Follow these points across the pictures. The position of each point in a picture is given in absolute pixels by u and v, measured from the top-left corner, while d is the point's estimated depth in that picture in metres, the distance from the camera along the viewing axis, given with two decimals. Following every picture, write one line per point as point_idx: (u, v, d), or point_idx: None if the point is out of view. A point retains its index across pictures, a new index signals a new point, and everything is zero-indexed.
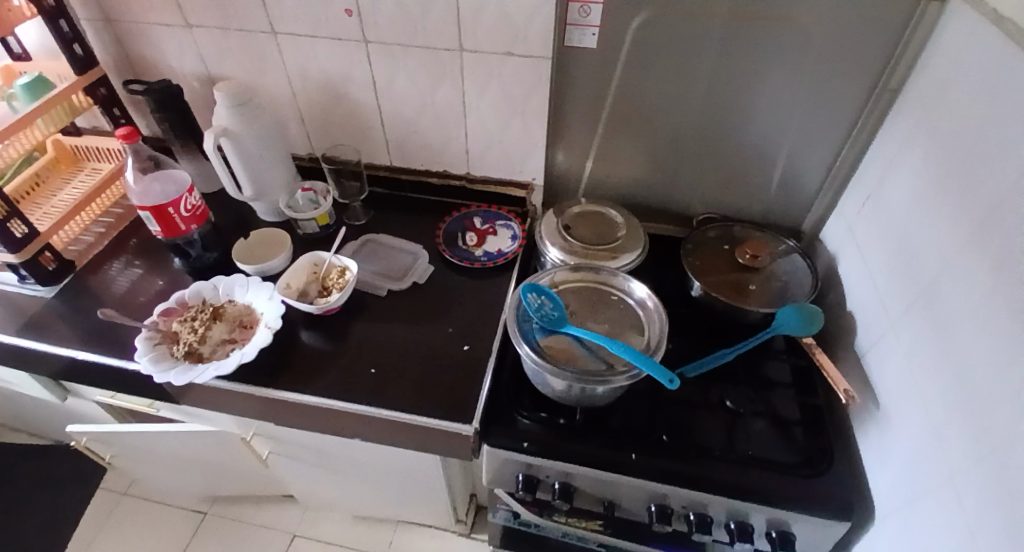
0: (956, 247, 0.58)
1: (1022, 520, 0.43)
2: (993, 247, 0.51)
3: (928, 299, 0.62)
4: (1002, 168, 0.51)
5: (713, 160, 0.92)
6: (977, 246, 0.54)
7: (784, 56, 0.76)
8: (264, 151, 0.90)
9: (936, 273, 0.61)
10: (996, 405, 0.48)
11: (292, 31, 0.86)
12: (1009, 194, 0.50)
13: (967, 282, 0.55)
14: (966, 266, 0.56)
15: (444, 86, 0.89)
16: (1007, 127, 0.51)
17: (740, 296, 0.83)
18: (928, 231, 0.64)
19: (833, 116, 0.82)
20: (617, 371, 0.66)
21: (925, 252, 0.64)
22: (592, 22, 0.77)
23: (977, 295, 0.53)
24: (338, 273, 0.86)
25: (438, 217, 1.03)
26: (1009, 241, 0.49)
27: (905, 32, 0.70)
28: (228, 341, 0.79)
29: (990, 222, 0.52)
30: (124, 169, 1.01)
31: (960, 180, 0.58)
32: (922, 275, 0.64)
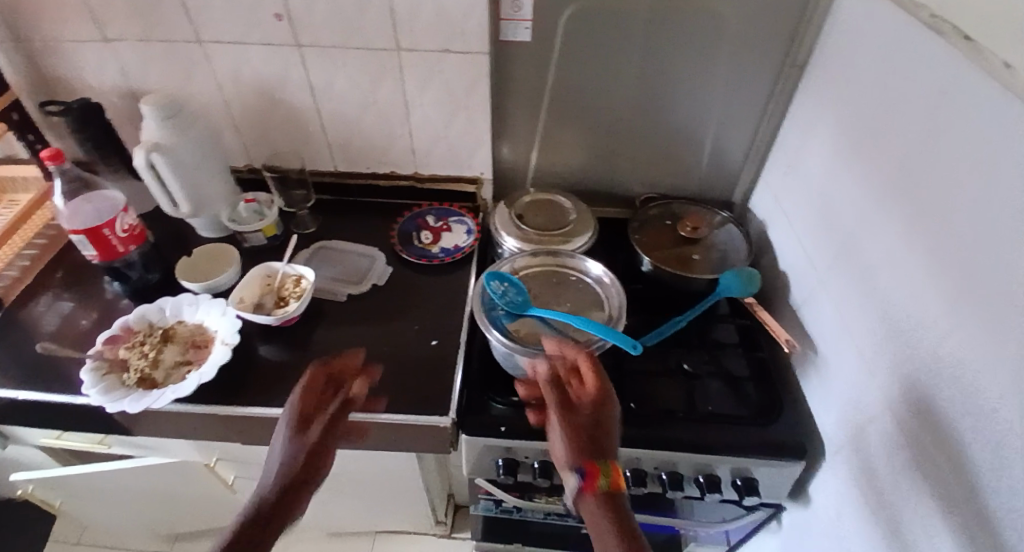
0: (870, 205, 0.66)
1: (959, 430, 0.49)
2: (904, 198, 0.59)
3: (850, 251, 0.70)
4: (907, 131, 0.58)
5: (650, 143, 0.98)
6: (888, 203, 0.62)
7: (708, 40, 0.83)
8: (201, 164, 0.87)
9: (853, 229, 0.69)
10: (921, 335, 0.56)
11: (221, 38, 0.84)
12: (914, 150, 0.57)
13: (883, 232, 0.63)
14: (881, 218, 0.63)
15: (385, 86, 0.89)
16: (906, 94, 0.58)
17: (685, 266, 0.89)
18: (843, 194, 0.72)
19: (751, 93, 0.89)
20: (584, 345, 0.70)
21: (844, 209, 0.72)
22: (525, 16, 0.80)
23: (892, 244, 0.61)
24: (293, 283, 0.83)
25: (390, 218, 1.03)
26: (917, 195, 0.56)
27: (804, 14, 0.78)
28: (183, 364, 0.75)
29: (898, 177, 0.60)
30: (50, 193, 0.95)
31: (867, 145, 0.66)
32: (840, 231, 0.72)
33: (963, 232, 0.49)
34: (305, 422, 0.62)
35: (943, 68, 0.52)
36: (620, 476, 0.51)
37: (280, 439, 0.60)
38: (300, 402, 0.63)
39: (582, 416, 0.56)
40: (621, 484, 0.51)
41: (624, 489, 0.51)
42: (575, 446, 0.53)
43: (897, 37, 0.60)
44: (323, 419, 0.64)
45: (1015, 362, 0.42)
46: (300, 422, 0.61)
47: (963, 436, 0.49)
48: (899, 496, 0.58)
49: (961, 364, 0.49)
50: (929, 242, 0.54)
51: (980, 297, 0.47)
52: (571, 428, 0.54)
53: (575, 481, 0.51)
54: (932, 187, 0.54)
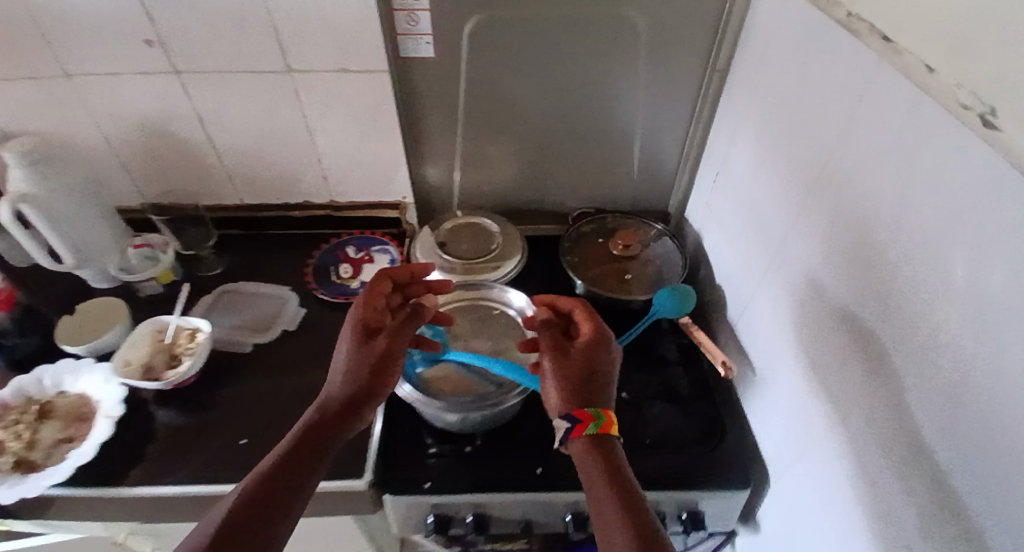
0: (798, 216, 0.61)
1: (893, 460, 0.45)
2: (827, 207, 0.54)
3: (780, 263, 0.66)
4: (828, 134, 0.54)
5: (578, 154, 0.92)
6: (815, 210, 0.57)
7: (628, 43, 0.77)
8: (81, 212, 0.77)
9: (785, 240, 0.65)
10: (850, 354, 0.51)
11: (87, 70, 0.75)
12: (833, 155, 0.52)
13: (808, 243, 0.58)
14: (806, 228, 0.59)
15: (282, 112, 0.82)
16: (827, 96, 0.54)
17: (620, 287, 0.84)
18: (772, 200, 0.67)
19: (679, 98, 0.84)
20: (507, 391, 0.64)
21: (773, 219, 0.67)
22: (424, 30, 0.74)
23: (821, 254, 0.56)
24: (188, 337, 0.74)
25: (306, 252, 0.95)
26: (840, 205, 0.52)
27: (720, 17, 0.74)
28: (64, 441, 0.66)
29: (820, 185, 0.55)
30: None
31: (792, 152, 0.62)
32: (770, 244, 0.68)
33: (886, 238, 0.45)
34: (369, 330, 0.63)
35: (860, 69, 0.47)
36: (611, 421, 0.50)
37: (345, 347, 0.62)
38: (361, 316, 0.63)
39: (573, 366, 0.55)
40: (612, 427, 0.51)
41: (616, 434, 0.51)
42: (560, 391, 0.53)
43: (813, 38, 0.56)
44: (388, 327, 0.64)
45: (952, 378, 0.37)
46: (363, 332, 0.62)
47: (897, 465, 0.44)
48: (840, 530, 0.53)
49: (891, 376, 0.45)
50: (856, 253, 0.49)
51: (904, 310, 0.43)
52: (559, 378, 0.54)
53: (563, 425, 0.51)
54: (853, 194, 0.49)
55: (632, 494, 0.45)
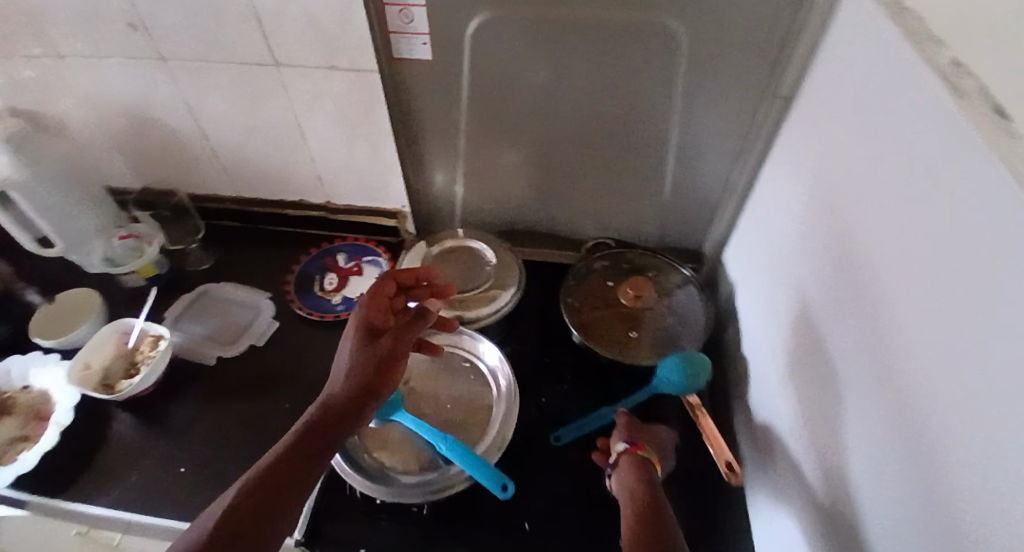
0: (836, 316, 0.45)
1: None
2: (872, 317, 0.38)
3: (812, 359, 0.50)
4: (885, 223, 0.37)
5: (598, 177, 0.78)
6: (858, 318, 0.41)
7: (660, 55, 0.61)
8: (58, 199, 0.75)
9: (818, 340, 0.49)
10: (870, 520, 0.37)
11: (75, 51, 0.72)
12: (886, 248, 0.37)
13: (846, 349, 0.43)
14: (845, 329, 0.43)
15: (270, 107, 0.75)
16: (891, 167, 0.37)
17: (625, 343, 0.71)
18: (812, 281, 0.51)
19: (726, 125, 0.67)
20: (453, 481, 0.53)
21: (809, 302, 0.51)
22: (421, 29, 0.62)
23: (858, 381, 0.40)
24: (149, 345, 0.73)
25: (298, 254, 0.90)
26: (886, 330, 0.36)
27: (790, 30, 0.56)
28: (18, 441, 0.66)
29: (867, 283, 0.40)
30: None
31: (840, 229, 0.45)
32: (803, 339, 0.53)
33: (935, 399, 0.29)
34: (372, 331, 0.55)
35: (946, 139, 0.30)
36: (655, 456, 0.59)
37: (346, 348, 0.54)
38: (366, 315, 0.56)
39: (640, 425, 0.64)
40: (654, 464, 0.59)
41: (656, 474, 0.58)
42: (625, 426, 0.63)
43: (889, 79, 0.39)
44: (394, 328, 0.56)
45: None
46: (365, 333, 0.55)
47: None
48: None
49: None
50: (900, 407, 0.33)
51: (933, 511, 0.28)
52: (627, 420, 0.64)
53: (621, 445, 0.61)
54: (903, 324, 0.33)
55: (661, 509, 0.52)
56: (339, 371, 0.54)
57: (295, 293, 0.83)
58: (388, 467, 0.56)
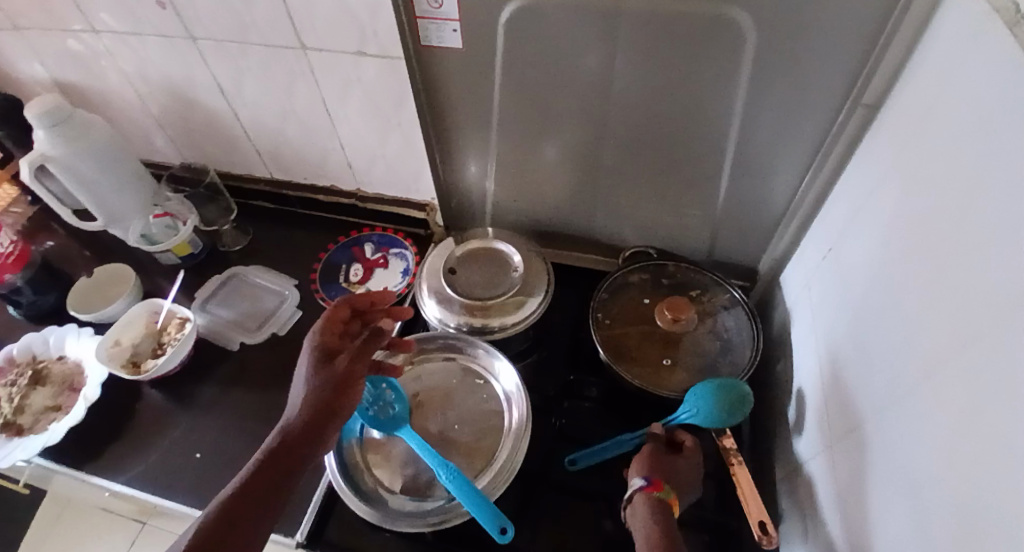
0: (914, 391, 0.37)
1: None
2: (956, 402, 0.31)
3: (874, 427, 0.42)
4: (991, 293, 0.29)
5: (642, 182, 0.70)
6: (942, 402, 0.33)
7: (719, 51, 0.52)
8: (102, 175, 0.77)
9: (887, 411, 0.41)
10: None
11: (111, 27, 0.71)
12: (986, 322, 0.29)
13: (917, 429, 0.35)
14: (919, 404, 0.36)
15: (299, 92, 0.72)
16: (1003, 222, 0.28)
17: (653, 370, 0.65)
18: (890, 336, 0.42)
19: (795, 133, 0.58)
20: (453, 513, 0.50)
21: (880, 359, 0.43)
22: (451, 14, 0.56)
23: (931, 482, 0.33)
24: (176, 326, 0.74)
25: (326, 241, 0.88)
26: (976, 435, 0.28)
27: (885, 27, 0.46)
28: (51, 410, 0.70)
29: (953, 358, 0.32)
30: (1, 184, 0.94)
31: (930, 285, 0.37)
32: (867, 402, 0.45)
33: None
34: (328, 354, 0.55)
35: None
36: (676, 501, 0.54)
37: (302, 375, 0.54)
38: (321, 340, 0.56)
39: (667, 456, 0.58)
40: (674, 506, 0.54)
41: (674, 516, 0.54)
42: (647, 458, 0.58)
43: (1009, 103, 0.30)
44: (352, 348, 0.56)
45: None
46: (321, 356, 0.54)
47: None
48: None
49: None
50: (979, 529, 0.26)
51: None
52: (650, 450, 0.59)
53: (638, 483, 0.55)
54: (1002, 435, 0.26)
55: None
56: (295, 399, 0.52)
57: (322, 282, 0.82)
58: (385, 487, 0.54)
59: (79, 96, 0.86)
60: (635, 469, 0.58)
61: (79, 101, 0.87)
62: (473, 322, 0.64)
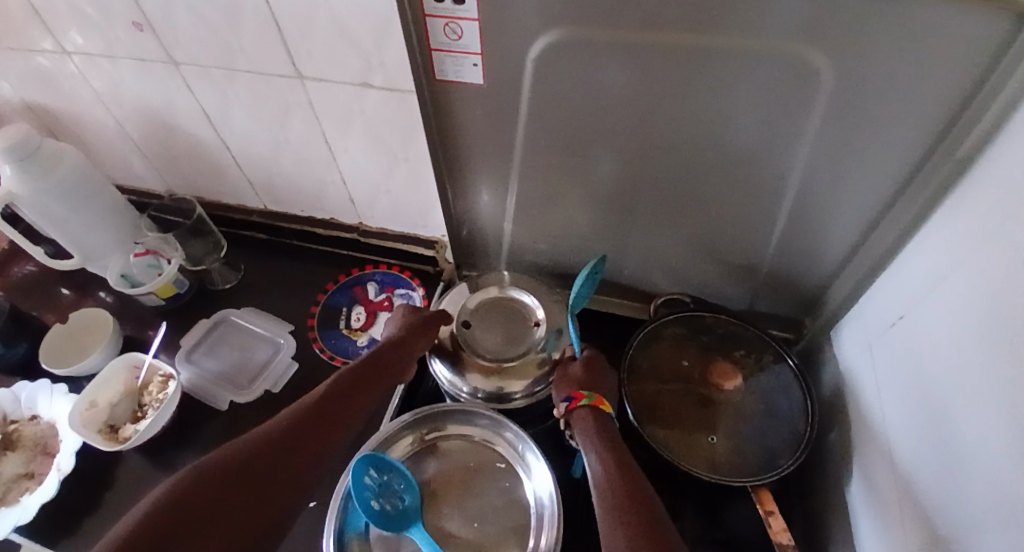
0: (1000, 512, 0.30)
1: None
2: None
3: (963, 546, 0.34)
4: None
5: (683, 225, 0.63)
6: None
7: (774, 91, 0.45)
8: (75, 212, 0.70)
9: (973, 530, 0.33)
10: None
11: (82, 48, 0.63)
12: None
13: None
14: (1011, 539, 0.28)
15: (294, 122, 0.64)
16: None
17: (690, 441, 0.58)
18: (971, 443, 0.35)
19: (863, 182, 0.50)
20: None
21: (970, 458, 0.35)
22: (472, 48, 0.48)
23: None
24: (159, 386, 0.67)
25: (327, 278, 0.81)
26: None
27: (989, 78, 0.38)
28: (23, 478, 0.63)
29: None
30: None
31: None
32: (953, 504, 0.37)
33: None
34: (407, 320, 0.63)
35: None
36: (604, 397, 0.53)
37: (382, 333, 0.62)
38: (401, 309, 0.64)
39: (578, 367, 0.57)
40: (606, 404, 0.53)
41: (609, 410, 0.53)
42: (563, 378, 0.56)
43: None
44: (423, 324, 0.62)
45: None
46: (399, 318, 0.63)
47: None
48: None
49: None
50: None
51: None
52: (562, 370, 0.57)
53: (562, 404, 0.55)
54: None
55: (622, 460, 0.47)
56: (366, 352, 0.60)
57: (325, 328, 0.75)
58: None
59: (50, 119, 0.78)
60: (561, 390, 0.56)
61: (53, 124, 0.79)
62: (489, 387, 0.58)
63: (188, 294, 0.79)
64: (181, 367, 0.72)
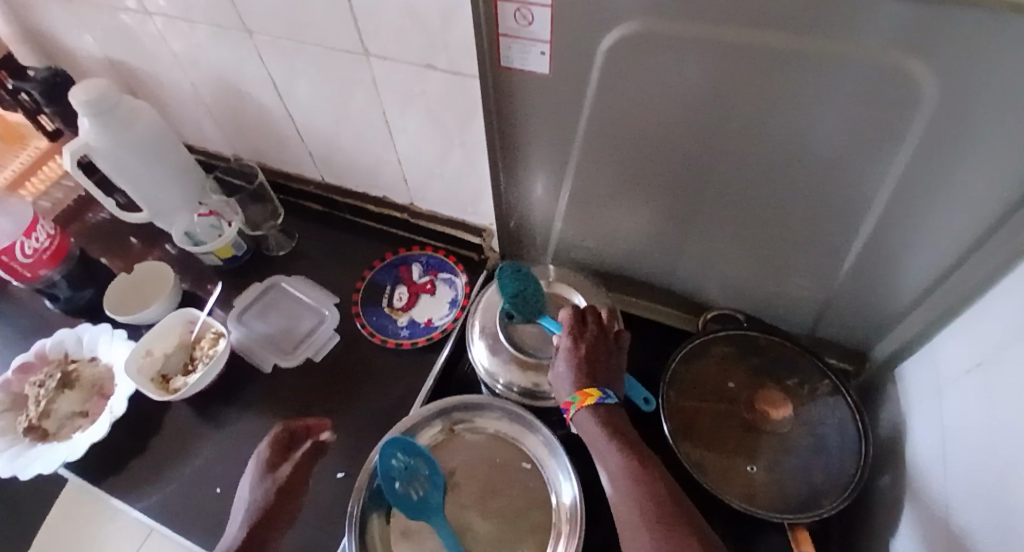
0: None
1: None
2: None
3: None
4: None
5: (746, 237, 0.59)
6: None
7: (869, 105, 0.40)
8: (147, 167, 0.73)
9: None
10: None
11: (165, 12, 0.65)
12: None
13: None
14: None
15: (356, 99, 0.64)
16: None
17: (727, 467, 0.55)
18: None
19: (957, 216, 0.45)
20: None
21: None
22: (541, 35, 0.46)
23: None
24: (210, 342, 0.71)
25: (373, 255, 0.82)
26: None
27: None
28: (77, 416, 0.68)
29: None
30: (54, 149, 0.90)
31: None
32: None
33: None
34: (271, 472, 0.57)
35: None
36: (584, 396, 0.49)
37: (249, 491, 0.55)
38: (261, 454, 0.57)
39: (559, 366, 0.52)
40: (589, 395, 0.49)
41: (599, 398, 0.49)
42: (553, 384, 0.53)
43: None
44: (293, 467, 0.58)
45: None
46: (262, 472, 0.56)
47: None
48: None
49: None
50: None
51: None
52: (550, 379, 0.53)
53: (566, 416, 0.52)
54: None
55: (630, 445, 0.47)
56: (236, 518, 0.54)
57: (287, 433, 0.60)
58: None
59: (132, 76, 0.81)
60: (560, 373, 0.52)
61: (133, 82, 0.83)
62: (525, 383, 0.56)
63: (245, 256, 0.81)
64: (232, 326, 0.75)
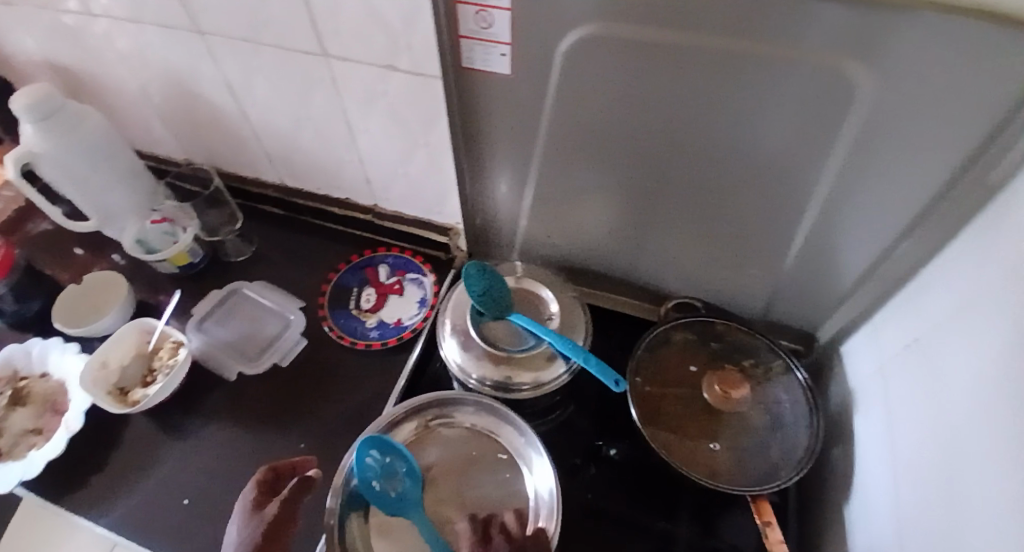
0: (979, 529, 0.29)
1: None
2: None
3: None
4: None
5: (702, 230, 0.62)
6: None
7: (806, 102, 0.44)
8: (95, 174, 0.70)
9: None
10: None
11: (109, 11, 0.63)
12: None
13: None
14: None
15: (318, 101, 0.64)
16: None
17: (693, 447, 0.58)
18: (969, 469, 0.35)
19: (888, 204, 0.49)
20: None
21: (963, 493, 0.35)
22: (501, 37, 0.47)
23: None
24: (170, 351, 0.68)
25: (339, 258, 0.81)
26: None
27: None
28: (30, 433, 0.65)
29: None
30: None
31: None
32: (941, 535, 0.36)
33: None
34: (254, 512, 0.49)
35: None
36: None
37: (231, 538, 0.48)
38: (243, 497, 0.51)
39: None
40: None
41: None
42: None
43: None
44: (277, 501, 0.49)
45: None
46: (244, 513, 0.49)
47: None
48: None
49: None
50: None
51: None
52: None
53: None
54: None
55: None
56: None
57: (272, 473, 0.53)
58: None
59: (75, 79, 0.77)
60: None
61: (75, 84, 0.79)
62: (497, 376, 0.57)
63: (203, 261, 0.79)
64: (193, 335, 0.72)
